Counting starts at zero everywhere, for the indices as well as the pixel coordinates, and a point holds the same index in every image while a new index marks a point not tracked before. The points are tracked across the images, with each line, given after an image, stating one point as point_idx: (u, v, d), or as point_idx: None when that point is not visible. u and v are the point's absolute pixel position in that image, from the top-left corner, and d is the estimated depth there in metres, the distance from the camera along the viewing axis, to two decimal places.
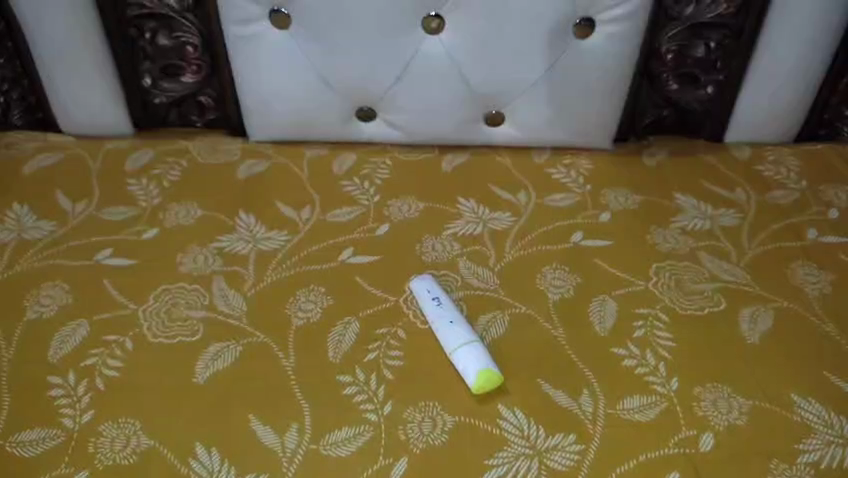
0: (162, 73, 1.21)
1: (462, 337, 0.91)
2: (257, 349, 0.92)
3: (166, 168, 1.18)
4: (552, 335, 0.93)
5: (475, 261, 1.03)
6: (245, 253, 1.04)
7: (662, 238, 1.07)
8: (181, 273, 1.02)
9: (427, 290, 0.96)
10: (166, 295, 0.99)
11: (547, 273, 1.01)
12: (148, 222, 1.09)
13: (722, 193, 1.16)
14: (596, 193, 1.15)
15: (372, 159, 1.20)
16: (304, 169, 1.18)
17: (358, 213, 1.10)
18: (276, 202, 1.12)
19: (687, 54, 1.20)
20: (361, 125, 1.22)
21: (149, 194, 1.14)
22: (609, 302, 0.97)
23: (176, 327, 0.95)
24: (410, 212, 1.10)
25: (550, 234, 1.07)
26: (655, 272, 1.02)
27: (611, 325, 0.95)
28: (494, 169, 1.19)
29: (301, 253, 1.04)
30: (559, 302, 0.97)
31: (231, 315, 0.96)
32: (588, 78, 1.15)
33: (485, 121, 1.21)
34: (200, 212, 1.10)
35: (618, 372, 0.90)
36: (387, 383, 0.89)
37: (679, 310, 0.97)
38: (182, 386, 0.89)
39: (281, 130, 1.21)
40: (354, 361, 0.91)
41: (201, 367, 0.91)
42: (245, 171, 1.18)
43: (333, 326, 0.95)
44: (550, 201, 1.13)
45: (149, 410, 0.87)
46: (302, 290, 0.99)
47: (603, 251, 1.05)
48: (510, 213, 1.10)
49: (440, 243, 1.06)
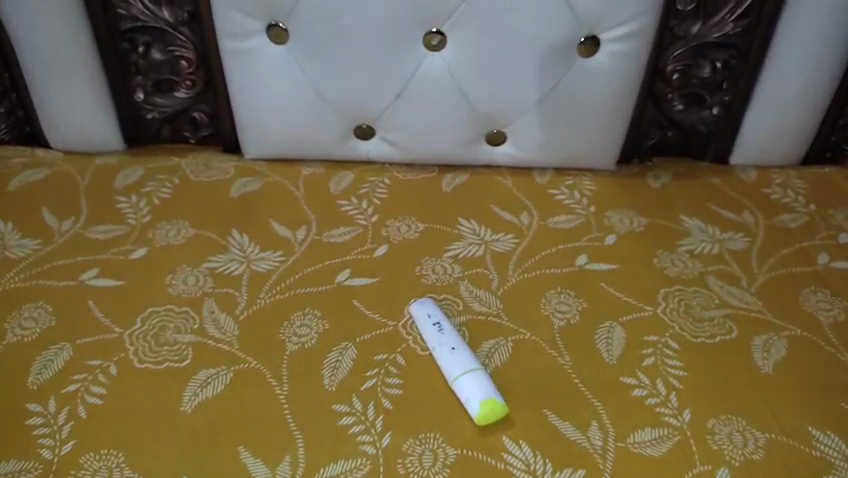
0: (155, 88, 1.18)
1: (463, 365, 0.86)
2: (249, 376, 0.88)
3: (157, 186, 1.14)
4: (558, 363, 0.89)
5: (477, 284, 0.99)
6: (238, 274, 1.00)
7: (670, 262, 1.03)
8: (170, 295, 0.97)
9: (427, 315, 0.92)
10: (154, 317, 0.94)
11: (552, 297, 0.97)
12: (137, 242, 1.05)
13: (729, 216, 1.13)
14: (600, 216, 1.12)
15: (370, 179, 1.17)
16: (300, 188, 1.15)
17: (355, 233, 1.06)
18: (270, 222, 1.08)
19: (692, 74, 1.18)
20: (360, 143, 1.19)
21: (139, 212, 1.10)
22: (617, 329, 0.93)
23: (163, 351, 0.90)
24: (410, 232, 1.07)
25: (554, 257, 1.03)
26: (664, 298, 0.98)
27: (619, 353, 0.91)
28: (495, 190, 1.16)
29: (297, 275, 0.99)
30: (564, 329, 0.93)
31: (221, 340, 0.91)
32: (591, 97, 1.13)
33: (487, 140, 1.18)
34: (192, 231, 1.06)
35: (627, 403, 0.86)
36: (385, 413, 0.84)
37: (689, 338, 0.93)
38: (169, 415, 0.84)
39: (277, 147, 1.18)
40: (350, 389, 0.87)
41: (188, 395, 0.86)
42: (239, 189, 1.14)
43: (329, 352, 0.90)
44: (553, 222, 1.10)
45: (133, 441, 0.83)
46: (296, 313, 0.94)
47: (609, 274, 1.01)
48: (512, 235, 1.07)
49: (439, 266, 1.02)
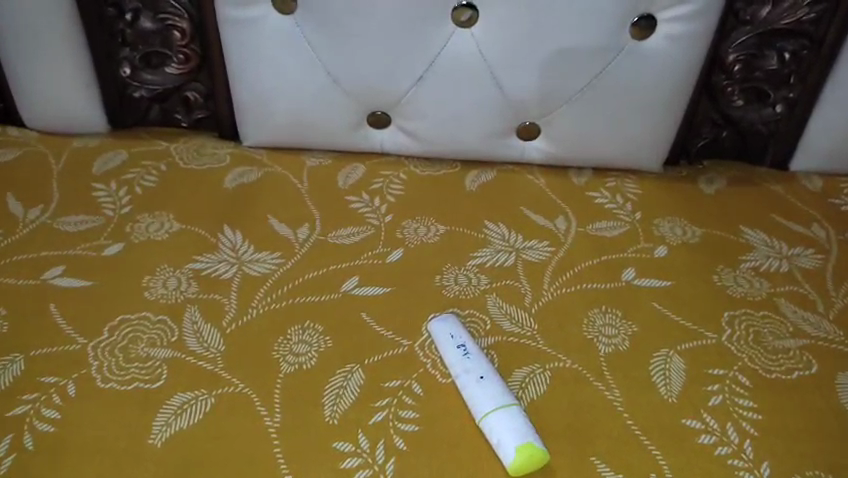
0: (144, 62, 1.03)
1: (494, 399, 0.71)
2: (234, 401, 0.73)
3: (140, 173, 1.00)
4: (607, 400, 0.74)
5: (507, 299, 0.84)
6: (227, 278, 0.85)
7: (732, 281, 0.89)
8: (146, 300, 0.82)
9: (449, 335, 0.77)
10: (124, 327, 0.80)
11: (595, 318, 0.82)
12: (111, 236, 0.91)
13: (797, 229, 0.98)
14: (648, 224, 0.97)
15: (384, 173, 1.03)
16: (304, 181, 1.00)
17: (365, 234, 0.92)
18: (268, 219, 0.93)
19: (756, 66, 1.03)
20: (373, 133, 1.04)
21: (117, 203, 0.95)
22: (675, 359, 0.78)
23: (132, 368, 0.75)
24: (429, 236, 0.92)
25: (596, 270, 0.89)
26: (728, 323, 0.83)
27: (679, 388, 0.76)
28: (528, 191, 1.01)
29: (296, 281, 0.85)
30: (612, 357, 0.78)
31: (203, 356, 0.77)
32: (641, 87, 0.98)
33: (518, 134, 1.03)
34: (176, 226, 0.92)
35: (692, 453, 0.71)
36: (398, 455, 0.70)
37: (761, 373, 0.78)
38: (133, 448, 0.70)
39: (279, 134, 1.03)
40: (355, 423, 0.72)
41: (158, 424, 0.71)
42: (234, 180, 1.00)
43: (332, 376, 0.75)
44: (594, 230, 0.95)
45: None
46: (293, 327, 0.80)
47: (662, 293, 0.86)
48: (546, 242, 0.92)
49: (463, 275, 0.87)
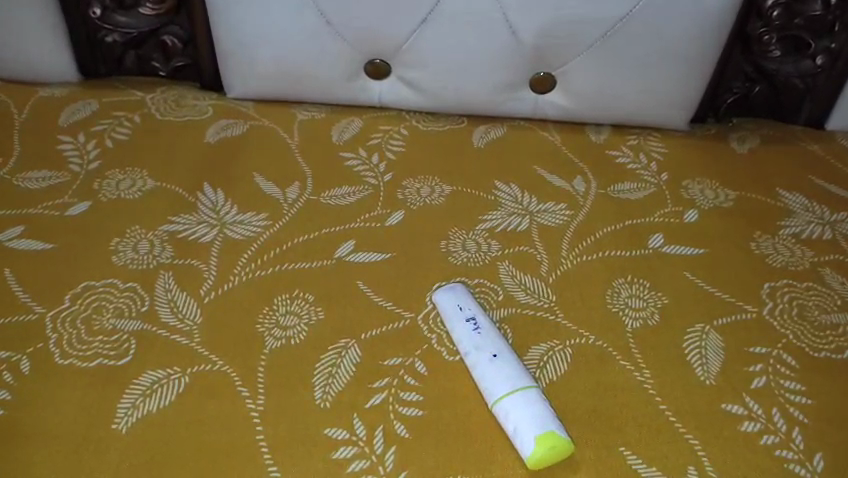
0: (116, 2, 0.92)
1: (509, 381, 0.62)
2: (213, 381, 0.64)
3: (111, 125, 0.90)
4: (636, 381, 0.66)
5: (521, 266, 0.75)
6: (205, 242, 0.75)
7: (771, 249, 0.79)
8: (113, 266, 0.73)
9: (457, 307, 0.68)
10: (88, 296, 0.70)
11: (620, 289, 0.73)
12: (76, 194, 0.81)
13: (839, 193, 0.89)
14: (676, 186, 0.87)
15: (383, 127, 0.93)
16: (294, 136, 0.90)
17: (361, 194, 0.82)
18: (254, 177, 0.84)
19: (797, 11, 0.90)
20: (371, 83, 0.93)
21: (85, 157, 0.85)
22: (711, 336, 0.70)
23: (96, 343, 0.66)
24: (433, 197, 0.83)
25: (620, 235, 0.80)
26: (769, 296, 0.74)
27: (717, 369, 0.67)
28: (542, 149, 0.91)
29: (284, 246, 0.75)
30: (640, 334, 0.69)
31: (176, 329, 0.67)
32: (672, 34, 0.87)
33: (531, 86, 0.93)
34: (150, 183, 0.82)
35: (734, 443, 0.62)
36: (398, 444, 0.61)
37: (808, 351, 0.69)
38: (93, 434, 0.61)
39: (264, 84, 0.93)
40: (350, 407, 0.63)
41: (123, 407, 0.62)
42: (216, 134, 0.89)
43: (324, 353, 0.66)
44: (617, 191, 0.85)
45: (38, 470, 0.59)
46: (280, 297, 0.71)
47: (695, 261, 0.77)
48: (564, 205, 0.83)
49: (470, 241, 0.78)
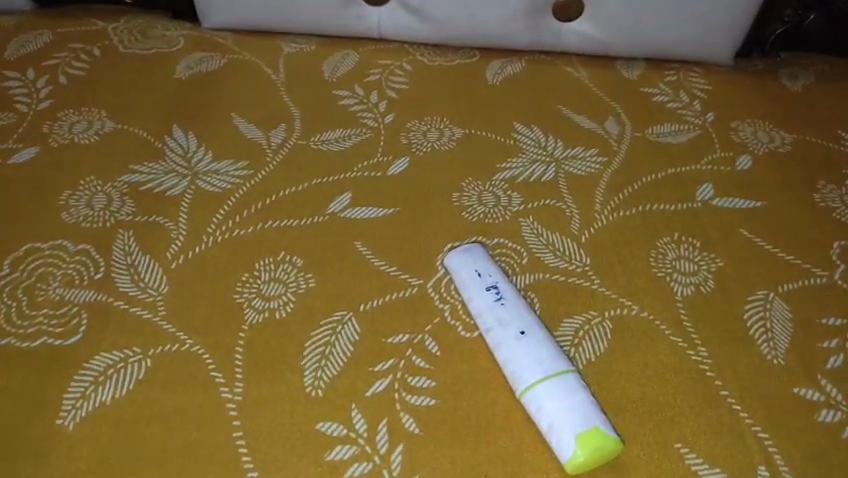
0: None
1: (541, 365, 0.51)
2: (181, 364, 0.53)
3: (65, 58, 0.77)
4: (690, 361, 0.55)
5: (547, 223, 0.64)
6: (174, 195, 0.64)
7: (838, 203, 0.68)
8: (63, 225, 0.61)
9: (475, 273, 0.57)
10: (31, 260, 0.59)
11: (666, 249, 0.62)
12: (22, 138, 0.68)
13: None
14: (724, 127, 0.75)
15: (382, 61, 0.79)
16: (280, 71, 0.77)
17: (358, 138, 0.70)
18: (233, 118, 0.71)
19: None
20: (369, 11, 0.78)
21: (34, 95, 0.73)
22: (776, 305, 0.59)
23: (39, 317, 0.55)
24: (442, 141, 0.71)
25: (663, 185, 0.68)
26: (840, 257, 0.63)
27: (785, 346, 0.56)
28: (568, 85, 0.79)
29: (268, 200, 0.64)
30: (692, 303, 0.58)
31: (136, 301, 0.56)
32: None
33: (555, 13, 0.77)
34: (109, 126, 0.70)
35: (811, 436, 0.52)
36: (407, 440, 0.50)
37: None
38: (34, 430, 0.50)
39: (242, 12, 0.78)
40: (349, 395, 0.52)
41: (71, 398, 0.51)
42: (188, 69, 0.76)
43: (317, 330, 0.55)
44: (656, 134, 0.73)
45: None
46: (263, 262, 0.59)
47: (751, 217, 0.66)
48: (595, 151, 0.71)
49: (488, 194, 0.66)
